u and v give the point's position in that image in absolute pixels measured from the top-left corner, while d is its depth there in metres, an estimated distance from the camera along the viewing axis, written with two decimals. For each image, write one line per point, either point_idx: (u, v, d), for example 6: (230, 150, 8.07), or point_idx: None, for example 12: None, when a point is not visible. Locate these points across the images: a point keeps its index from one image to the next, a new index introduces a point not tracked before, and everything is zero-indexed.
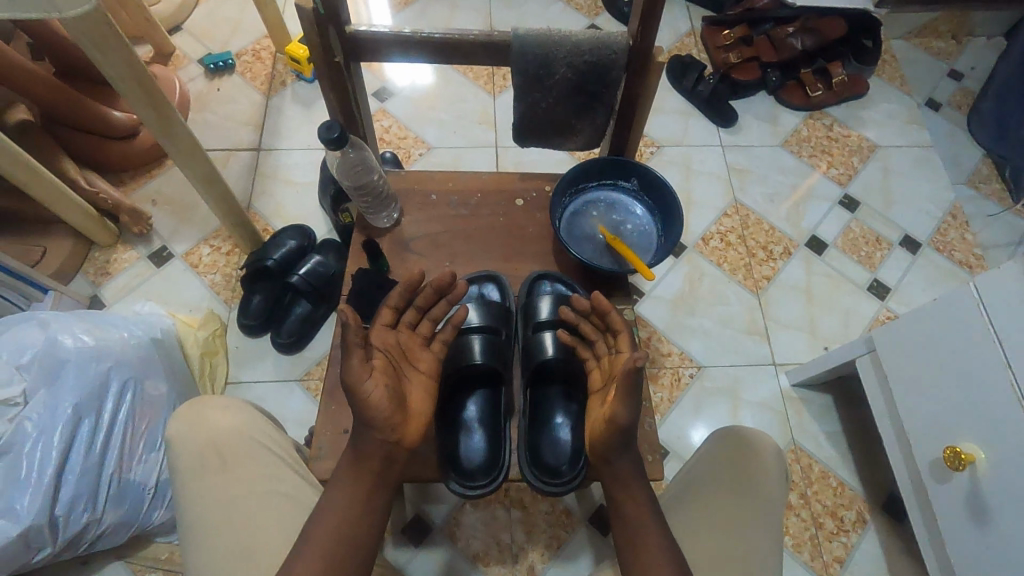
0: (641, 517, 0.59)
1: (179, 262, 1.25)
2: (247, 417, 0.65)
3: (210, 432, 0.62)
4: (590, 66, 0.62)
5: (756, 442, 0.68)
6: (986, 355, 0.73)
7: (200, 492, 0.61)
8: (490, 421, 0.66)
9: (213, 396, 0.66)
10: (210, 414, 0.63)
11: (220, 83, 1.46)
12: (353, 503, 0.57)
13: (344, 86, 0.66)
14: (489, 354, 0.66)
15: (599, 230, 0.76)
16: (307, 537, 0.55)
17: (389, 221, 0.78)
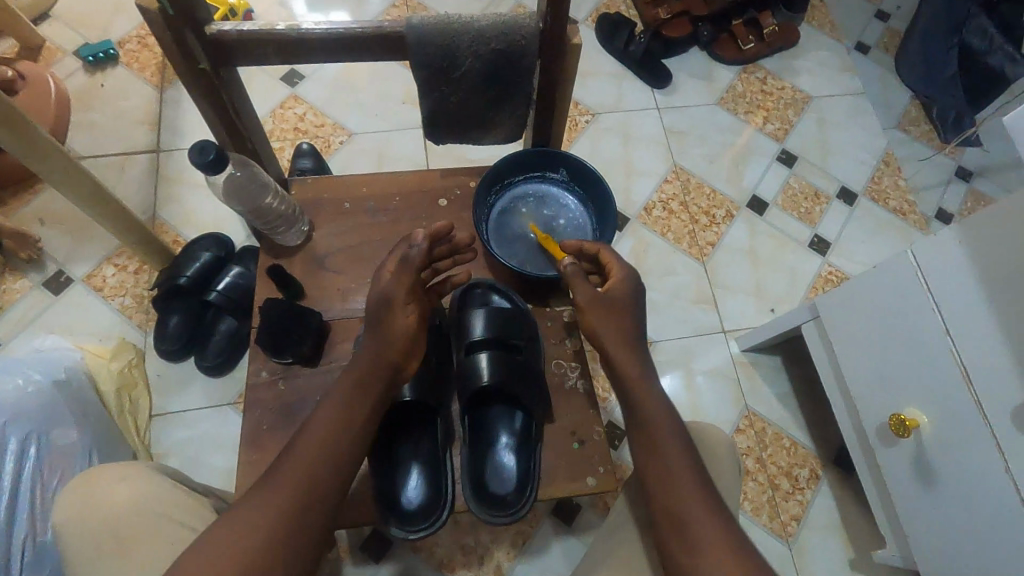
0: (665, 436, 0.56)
1: (80, 286, 1.13)
2: (141, 487, 0.59)
3: (101, 509, 0.58)
4: (499, 55, 0.55)
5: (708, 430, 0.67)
6: (925, 322, 0.72)
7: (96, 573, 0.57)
8: (430, 454, 0.60)
9: (113, 466, 0.61)
10: (100, 489, 0.59)
11: (103, 77, 1.30)
12: (314, 474, 0.50)
13: (218, 96, 0.57)
14: (418, 385, 0.61)
15: (530, 229, 0.71)
16: (252, 514, 0.48)
17: (299, 237, 0.70)
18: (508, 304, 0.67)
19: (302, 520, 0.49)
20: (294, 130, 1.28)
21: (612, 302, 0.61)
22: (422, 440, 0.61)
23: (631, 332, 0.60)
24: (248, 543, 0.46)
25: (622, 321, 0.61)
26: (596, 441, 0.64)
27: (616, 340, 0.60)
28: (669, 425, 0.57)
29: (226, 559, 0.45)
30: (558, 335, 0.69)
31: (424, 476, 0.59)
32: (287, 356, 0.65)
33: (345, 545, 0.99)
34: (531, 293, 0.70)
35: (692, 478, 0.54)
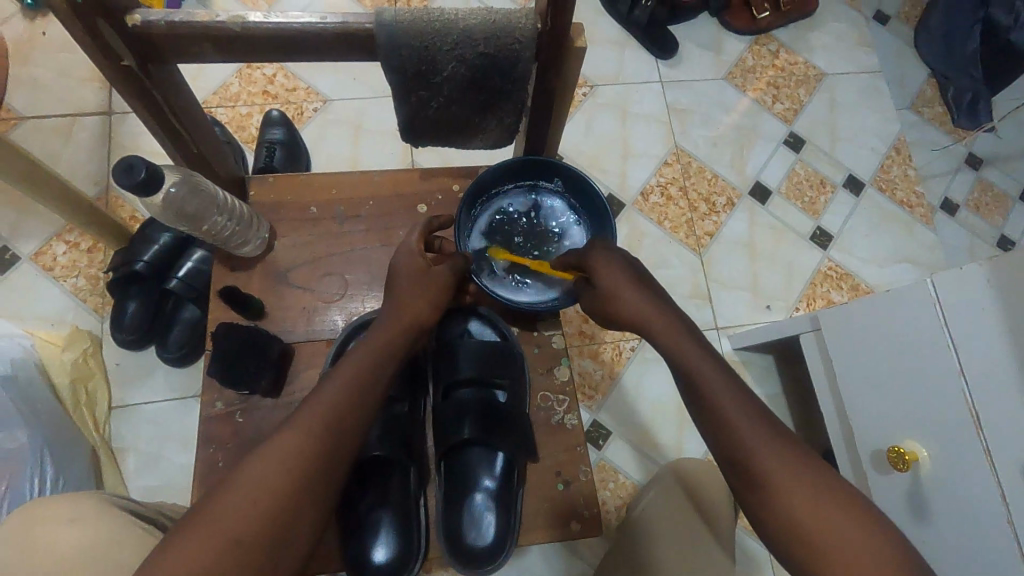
0: (712, 380, 0.54)
1: (27, 266, 1.04)
2: (100, 534, 0.51)
3: (43, 562, 0.49)
4: (488, 59, 0.46)
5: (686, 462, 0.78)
6: (936, 356, 0.68)
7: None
8: (405, 506, 0.56)
9: (58, 503, 0.53)
10: (44, 535, 0.50)
11: (45, 25, 1.15)
12: (288, 467, 0.46)
13: (150, 95, 0.48)
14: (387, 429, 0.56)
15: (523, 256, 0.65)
16: (236, 497, 0.45)
17: (257, 248, 0.62)
18: (498, 337, 0.62)
19: (288, 506, 0.46)
20: (262, 94, 1.16)
21: (606, 288, 0.58)
22: (398, 488, 0.56)
23: (647, 305, 0.57)
24: (232, 525, 0.44)
25: (642, 292, 0.58)
26: (581, 483, 0.59)
27: (640, 314, 0.57)
28: (726, 394, 0.54)
29: (212, 543, 0.42)
30: (545, 364, 0.63)
31: (395, 530, 0.55)
32: (245, 388, 0.58)
33: None
34: (518, 318, 0.64)
35: (760, 434, 0.52)
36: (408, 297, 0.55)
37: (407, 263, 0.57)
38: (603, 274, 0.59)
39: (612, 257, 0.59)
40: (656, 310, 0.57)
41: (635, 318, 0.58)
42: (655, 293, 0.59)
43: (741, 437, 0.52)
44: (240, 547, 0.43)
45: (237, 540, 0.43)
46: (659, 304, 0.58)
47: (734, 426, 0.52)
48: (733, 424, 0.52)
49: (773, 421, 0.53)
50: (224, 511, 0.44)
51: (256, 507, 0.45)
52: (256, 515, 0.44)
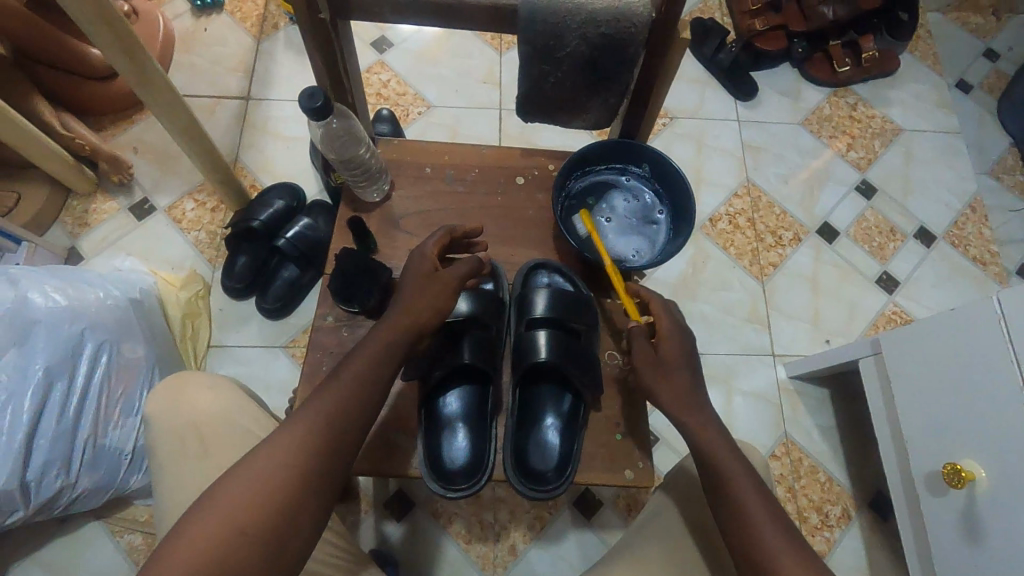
0: (728, 460, 0.57)
1: (161, 216, 1.20)
2: (231, 401, 0.63)
3: (187, 414, 0.62)
4: (605, 40, 0.56)
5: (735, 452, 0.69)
6: (997, 373, 0.70)
7: (178, 475, 0.60)
8: (476, 416, 0.63)
9: (197, 373, 0.65)
10: (189, 394, 0.63)
11: (207, 23, 1.36)
12: (294, 458, 0.50)
13: (329, 46, 0.59)
14: (476, 352, 0.63)
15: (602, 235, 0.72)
16: (253, 474, 0.49)
17: (379, 196, 0.73)
18: (568, 284, 0.70)
19: (308, 485, 0.50)
20: (376, 95, 1.32)
21: (661, 354, 0.63)
22: (468, 401, 0.63)
23: (688, 388, 0.62)
24: (240, 514, 0.47)
25: (679, 377, 0.62)
26: (640, 436, 0.64)
27: (675, 395, 0.61)
28: (747, 483, 0.56)
29: (222, 528, 0.47)
30: (615, 327, 0.70)
31: (469, 436, 0.62)
32: (352, 307, 0.68)
33: (370, 499, 1.03)
34: (591, 285, 0.71)
35: (773, 525, 0.53)
36: (417, 295, 0.60)
37: (420, 268, 0.63)
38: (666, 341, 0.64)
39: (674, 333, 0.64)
40: (690, 397, 0.61)
41: (671, 401, 0.61)
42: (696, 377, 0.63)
43: (749, 519, 0.54)
44: (248, 533, 0.47)
45: (259, 512, 0.48)
46: (694, 391, 0.62)
47: (754, 516, 0.54)
48: (752, 512, 0.54)
49: (787, 519, 0.55)
50: (233, 499, 0.48)
51: (264, 493, 0.49)
52: (263, 500, 0.48)
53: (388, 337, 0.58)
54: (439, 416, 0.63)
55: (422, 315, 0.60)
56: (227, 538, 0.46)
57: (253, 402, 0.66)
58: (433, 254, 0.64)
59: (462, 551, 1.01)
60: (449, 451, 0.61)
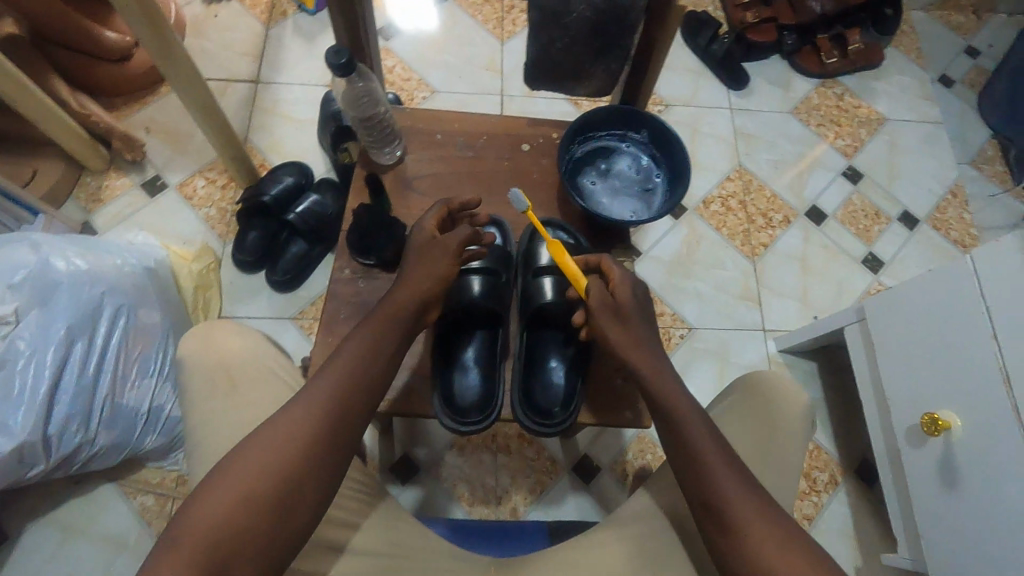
0: (677, 400, 0.58)
1: (173, 193, 1.23)
2: (259, 346, 0.66)
3: (218, 355, 0.64)
4: (609, 6, 0.61)
5: (772, 393, 0.67)
6: (972, 327, 0.75)
7: (205, 413, 0.63)
8: (488, 361, 0.67)
9: (226, 320, 0.68)
10: (219, 337, 0.65)
11: (217, 9, 1.40)
12: (306, 427, 0.52)
13: (352, 10, 0.64)
14: (489, 290, 0.67)
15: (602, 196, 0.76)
16: (276, 430, 0.51)
17: (392, 158, 0.77)
18: (571, 240, 0.74)
19: (349, 417, 0.54)
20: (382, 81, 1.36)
21: (618, 304, 0.63)
22: (482, 349, 0.67)
23: (642, 334, 0.62)
24: (251, 477, 0.49)
25: (631, 325, 0.62)
26: None
27: (628, 343, 0.61)
28: (696, 423, 0.57)
29: (236, 490, 0.49)
30: None
31: (481, 377, 0.65)
32: (368, 260, 0.72)
33: (376, 464, 1.07)
34: (593, 243, 0.75)
35: (721, 461, 0.55)
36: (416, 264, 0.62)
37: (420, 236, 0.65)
38: (619, 287, 0.64)
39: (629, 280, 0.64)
40: (642, 341, 0.61)
41: (623, 350, 0.61)
42: (647, 325, 0.63)
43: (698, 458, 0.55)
44: (259, 496, 0.49)
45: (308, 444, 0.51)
46: (644, 337, 0.62)
47: (707, 459, 0.55)
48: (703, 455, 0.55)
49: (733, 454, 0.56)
50: (244, 464, 0.50)
51: (273, 459, 0.50)
52: (271, 465, 0.50)
53: (394, 309, 0.60)
54: (455, 360, 0.66)
55: (425, 285, 0.61)
56: (283, 467, 0.50)
57: (277, 350, 0.69)
58: (431, 227, 0.66)
59: (465, 513, 1.04)
60: (460, 388, 0.65)
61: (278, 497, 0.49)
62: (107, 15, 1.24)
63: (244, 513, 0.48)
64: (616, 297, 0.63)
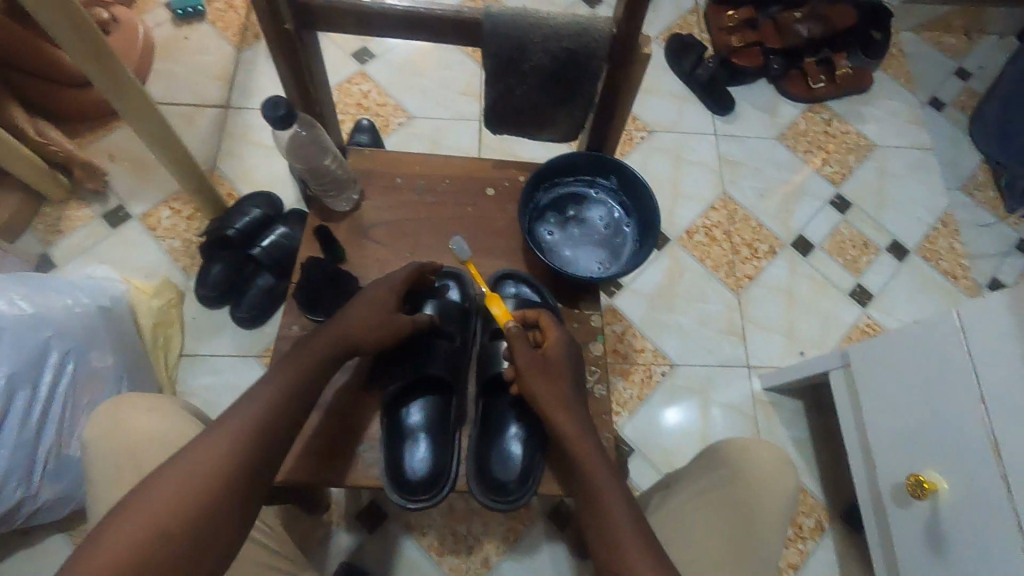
0: (599, 472, 0.56)
1: (136, 223, 1.19)
2: (170, 421, 0.63)
3: (126, 437, 0.62)
4: (569, 54, 0.57)
5: (754, 451, 0.66)
6: (959, 385, 0.71)
7: (116, 499, 0.60)
8: (437, 427, 0.64)
9: (139, 396, 0.65)
10: (127, 417, 0.63)
11: (188, 31, 1.36)
12: (230, 445, 0.52)
13: (296, 57, 0.60)
14: (444, 361, 0.65)
15: (567, 246, 0.72)
16: (200, 447, 0.51)
17: (347, 205, 0.73)
18: (535, 296, 0.70)
19: (275, 437, 0.55)
20: (357, 106, 1.32)
21: (548, 360, 0.62)
22: (429, 413, 0.64)
23: (567, 393, 0.61)
24: (173, 493, 0.49)
25: (559, 382, 0.61)
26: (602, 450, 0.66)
27: (552, 402, 0.59)
28: (616, 496, 0.55)
29: (155, 507, 0.47)
30: (581, 338, 0.70)
31: (430, 447, 0.62)
32: (316, 317, 0.67)
33: (342, 511, 1.02)
34: (559, 296, 0.71)
35: (635, 538, 0.52)
36: (358, 307, 0.62)
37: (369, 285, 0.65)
38: (551, 345, 0.63)
39: (562, 341, 0.63)
40: (567, 400, 0.60)
41: (547, 409, 0.59)
42: (578, 391, 0.62)
43: (615, 538, 0.52)
44: (179, 514, 0.48)
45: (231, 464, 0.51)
46: (570, 398, 0.61)
47: (621, 534, 0.52)
48: (618, 531, 0.53)
49: (651, 535, 0.53)
50: (163, 479, 0.49)
51: (197, 474, 0.50)
52: (196, 480, 0.49)
53: (327, 347, 0.60)
54: (400, 429, 0.63)
55: (370, 327, 0.62)
56: (213, 475, 0.50)
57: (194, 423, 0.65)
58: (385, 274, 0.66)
59: (434, 563, 0.99)
60: (406, 460, 0.62)
61: (205, 507, 0.49)
62: None
63: (166, 534, 0.47)
64: (549, 356, 0.62)
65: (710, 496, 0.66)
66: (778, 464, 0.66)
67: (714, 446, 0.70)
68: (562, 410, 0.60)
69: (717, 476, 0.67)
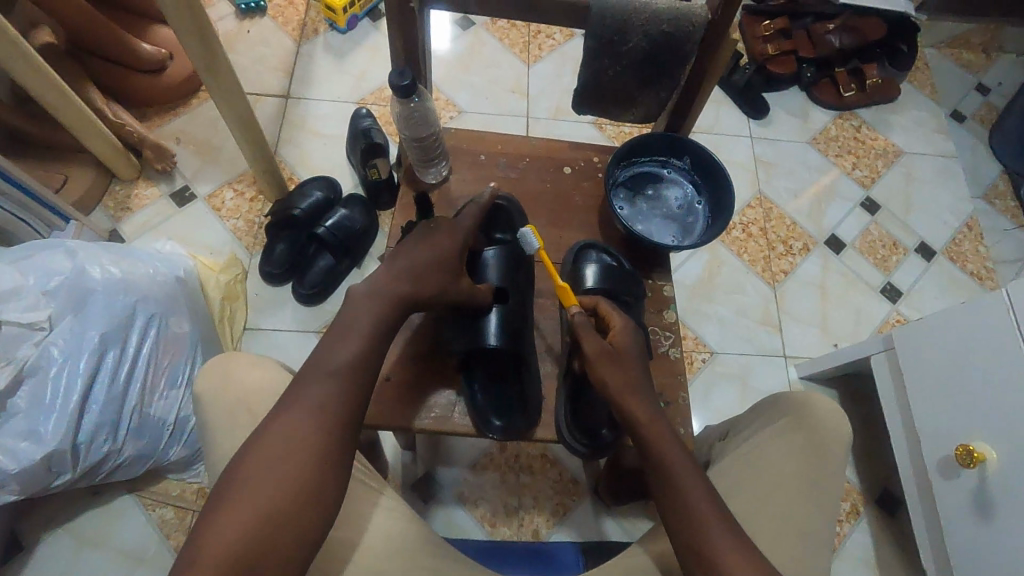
0: (673, 453, 0.56)
1: (201, 203, 1.24)
2: (279, 376, 0.63)
3: (237, 392, 0.61)
4: (665, 37, 0.62)
5: (814, 400, 0.68)
6: (1007, 360, 0.76)
7: (230, 449, 0.59)
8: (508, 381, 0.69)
9: (243, 354, 0.65)
10: (239, 371, 0.62)
11: (250, 25, 1.43)
12: (317, 412, 0.52)
13: (413, 33, 0.65)
14: (504, 328, 0.67)
15: (641, 221, 0.77)
16: (290, 419, 0.51)
17: (437, 177, 0.78)
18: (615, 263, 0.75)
19: (360, 389, 0.54)
20: None
21: (615, 348, 0.63)
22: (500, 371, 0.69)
23: (636, 379, 0.61)
24: (274, 469, 0.49)
25: (627, 368, 0.61)
26: (679, 404, 0.70)
27: (622, 389, 0.60)
28: (694, 480, 0.55)
29: (263, 483, 0.48)
30: (655, 306, 0.75)
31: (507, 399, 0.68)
32: None
33: (399, 481, 1.06)
34: (635, 267, 0.76)
35: (718, 523, 0.52)
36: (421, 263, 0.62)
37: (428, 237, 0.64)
38: (617, 335, 0.64)
39: (624, 327, 0.65)
40: (637, 387, 0.61)
41: (618, 394, 0.60)
42: (646, 378, 0.62)
43: (696, 519, 0.52)
44: (283, 487, 0.48)
45: (318, 429, 0.51)
46: (638, 378, 0.62)
47: (703, 517, 0.52)
48: (699, 513, 0.52)
49: (731, 517, 0.53)
50: (263, 454, 0.49)
51: (292, 446, 0.50)
52: (292, 451, 0.49)
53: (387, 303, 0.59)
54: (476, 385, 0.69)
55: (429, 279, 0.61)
56: (307, 441, 0.50)
57: None
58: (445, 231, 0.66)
59: (487, 533, 1.03)
60: (493, 417, 0.67)
61: (307, 476, 0.49)
62: (143, 28, 1.26)
63: (278, 509, 0.47)
64: (616, 343, 0.64)
65: (771, 440, 0.67)
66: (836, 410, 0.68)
67: (773, 396, 0.72)
68: (631, 394, 0.60)
69: (778, 423, 0.69)
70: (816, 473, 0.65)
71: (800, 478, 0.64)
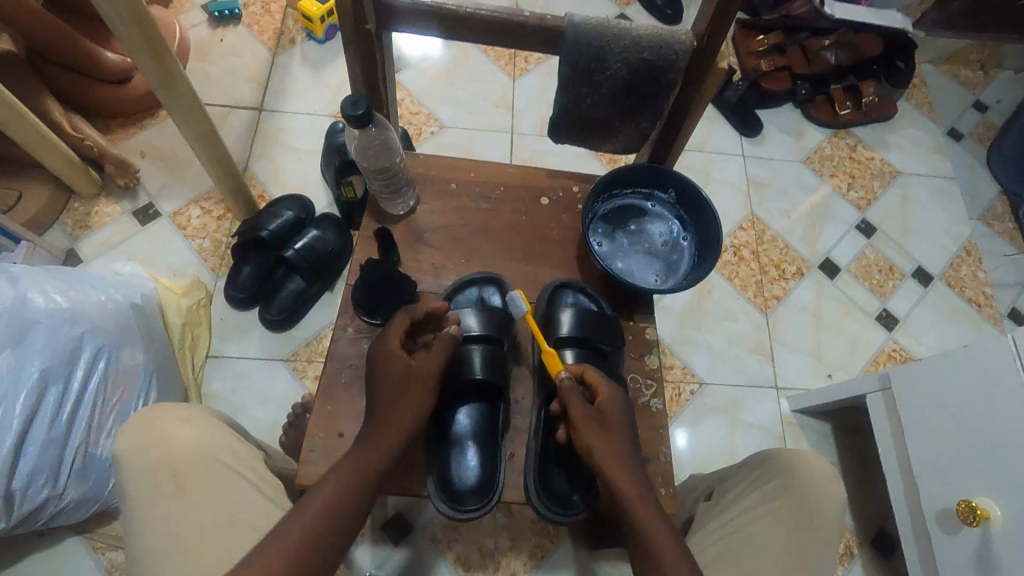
0: (658, 529, 0.55)
1: (165, 222, 1.18)
2: (206, 433, 0.62)
3: (158, 451, 0.59)
4: (646, 66, 0.57)
5: (806, 463, 0.63)
6: (1014, 412, 0.71)
7: (148, 514, 0.57)
8: (485, 433, 0.65)
9: (172, 407, 0.63)
10: (163, 429, 0.60)
11: (223, 33, 1.37)
12: (315, 533, 0.50)
13: (372, 57, 0.60)
14: (488, 366, 0.64)
15: (622, 258, 0.72)
16: (292, 534, 0.49)
17: (404, 209, 0.73)
18: (594, 306, 0.70)
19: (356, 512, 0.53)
20: None
21: (602, 413, 0.60)
22: (478, 418, 0.66)
23: (622, 447, 0.59)
24: None
25: (614, 436, 0.59)
26: (661, 461, 0.65)
27: (609, 458, 0.58)
28: (677, 559, 0.53)
29: None
30: (637, 350, 0.70)
31: (479, 455, 0.63)
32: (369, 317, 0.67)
33: (368, 522, 1.00)
34: (615, 308, 0.71)
35: None
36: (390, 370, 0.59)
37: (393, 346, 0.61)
38: (605, 401, 0.61)
39: (612, 393, 0.61)
40: (624, 455, 0.58)
41: (603, 463, 0.57)
42: (635, 448, 0.60)
43: None
44: None
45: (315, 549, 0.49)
46: (624, 447, 0.59)
47: None
48: None
49: None
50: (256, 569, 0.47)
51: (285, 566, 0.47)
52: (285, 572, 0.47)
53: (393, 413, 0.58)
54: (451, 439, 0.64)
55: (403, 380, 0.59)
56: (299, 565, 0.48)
57: (228, 436, 0.64)
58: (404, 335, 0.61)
59: None
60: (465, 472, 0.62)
61: None
62: (107, 36, 1.20)
63: None
64: (605, 413, 0.60)
65: (759, 504, 0.63)
66: (829, 473, 0.63)
67: (761, 453, 0.68)
68: (617, 462, 0.58)
69: (767, 489, 0.64)
70: (805, 540, 0.59)
71: (788, 552, 0.59)
